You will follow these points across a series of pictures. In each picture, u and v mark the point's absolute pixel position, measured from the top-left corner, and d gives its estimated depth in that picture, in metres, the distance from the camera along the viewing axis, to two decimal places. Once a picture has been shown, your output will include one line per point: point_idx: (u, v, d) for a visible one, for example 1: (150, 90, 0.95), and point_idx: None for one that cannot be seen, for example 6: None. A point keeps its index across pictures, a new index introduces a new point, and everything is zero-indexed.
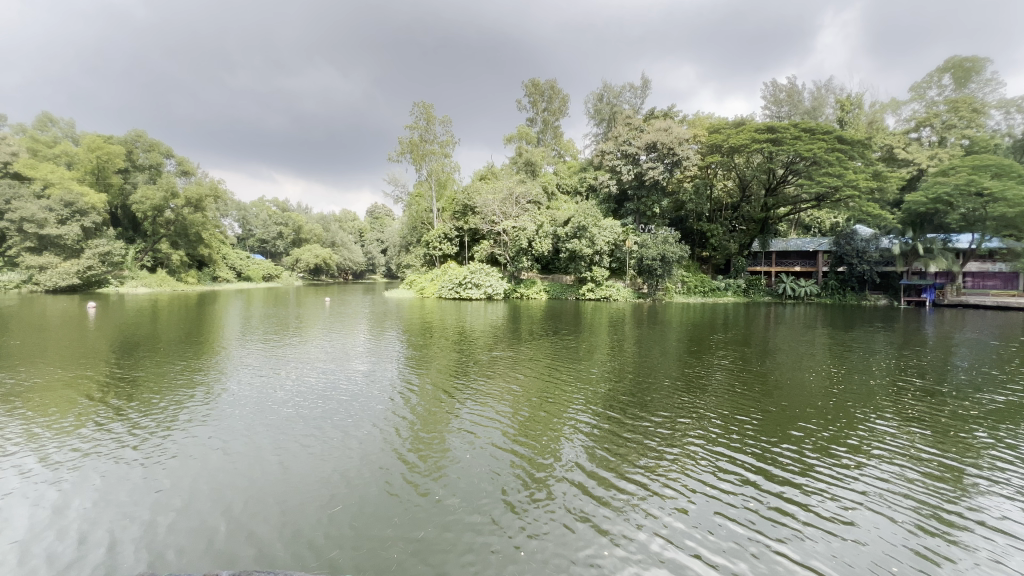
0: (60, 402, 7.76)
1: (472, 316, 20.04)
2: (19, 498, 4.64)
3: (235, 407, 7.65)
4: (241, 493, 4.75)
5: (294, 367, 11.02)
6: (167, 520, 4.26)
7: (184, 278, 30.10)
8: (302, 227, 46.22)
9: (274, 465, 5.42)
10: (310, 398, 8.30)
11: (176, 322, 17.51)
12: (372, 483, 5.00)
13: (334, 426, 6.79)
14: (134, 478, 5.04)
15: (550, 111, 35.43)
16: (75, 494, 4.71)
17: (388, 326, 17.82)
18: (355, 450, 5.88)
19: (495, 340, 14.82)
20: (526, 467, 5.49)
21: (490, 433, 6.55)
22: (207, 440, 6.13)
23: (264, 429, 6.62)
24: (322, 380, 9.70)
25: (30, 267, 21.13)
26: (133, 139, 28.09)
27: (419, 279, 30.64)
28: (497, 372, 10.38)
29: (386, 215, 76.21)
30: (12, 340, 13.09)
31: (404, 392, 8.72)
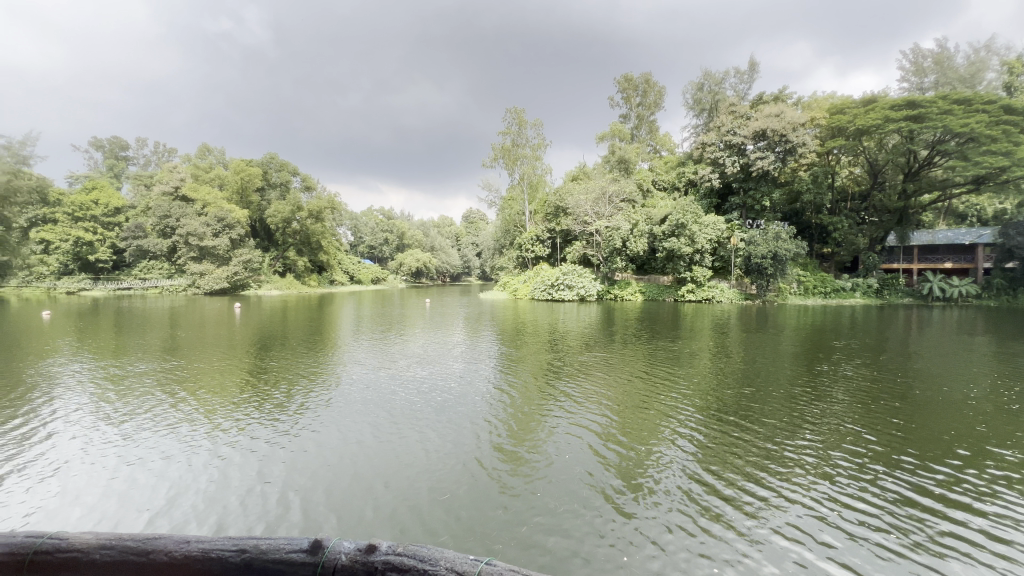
0: (218, 386, 9.22)
1: (565, 318, 19.99)
2: (217, 459, 5.62)
3: (354, 397, 8.47)
4: (369, 474, 5.25)
5: (402, 363, 11.89)
6: (313, 492, 4.84)
7: (308, 281, 33.93)
8: (405, 234, 49.69)
9: (413, 449, 5.99)
10: (425, 391, 8.97)
11: (302, 321, 19.86)
12: (480, 473, 5.31)
13: (440, 420, 7.21)
14: (303, 451, 5.90)
15: (645, 105, 34.23)
16: (263, 458, 5.64)
17: (483, 327, 18.47)
18: (461, 441, 6.28)
19: (589, 342, 14.69)
20: (637, 464, 5.56)
21: (594, 430, 6.72)
22: (349, 423, 6.94)
23: (395, 417, 7.31)
24: (429, 375, 10.40)
25: (193, 273, 25.31)
26: (269, 161, 32.37)
27: (512, 280, 31.33)
28: (592, 374, 10.33)
29: (481, 220, 79.01)
30: (182, 334, 15.83)
31: (505, 389, 9.12)
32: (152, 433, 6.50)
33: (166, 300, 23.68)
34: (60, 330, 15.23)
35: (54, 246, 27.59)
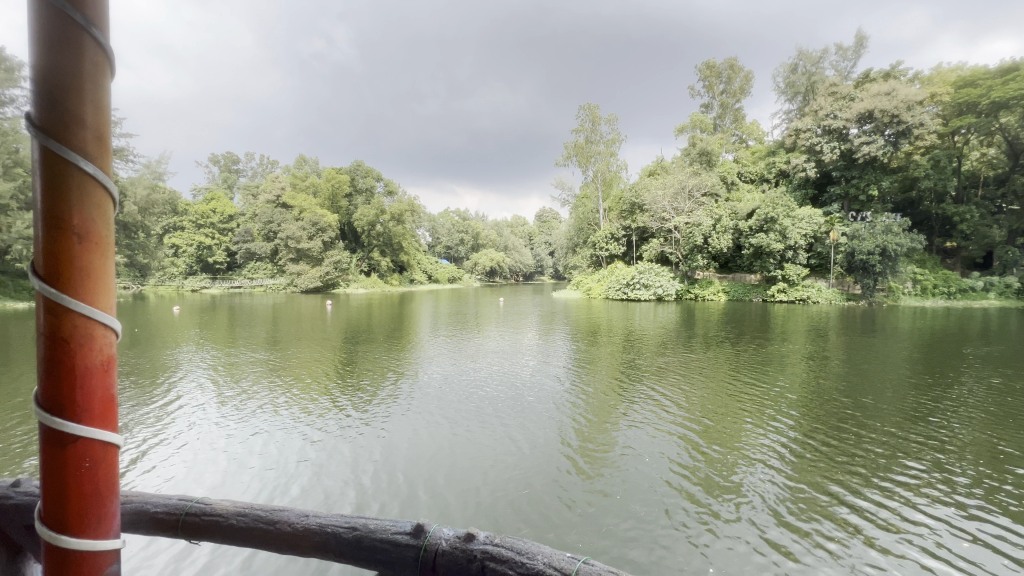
0: (307, 376, 10.04)
1: (641, 318, 19.32)
2: (321, 442, 6.14)
3: (432, 391, 8.81)
4: (452, 466, 5.47)
5: (477, 360, 12.15)
6: (400, 480, 5.13)
7: (390, 280, 35.86)
8: (481, 234, 50.78)
9: (501, 444, 6.15)
10: (500, 388, 9.14)
11: (385, 318, 21.12)
12: (563, 470, 5.40)
13: (514, 418, 7.27)
14: (399, 439, 6.26)
15: (729, 92, 32.14)
16: (362, 445, 6.06)
17: (556, 326, 18.39)
18: (535, 439, 6.36)
19: (669, 343, 14.01)
20: (720, 469, 5.40)
21: (671, 431, 6.59)
22: (434, 416, 7.26)
23: (477, 412, 7.55)
24: (501, 373, 10.55)
25: (293, 273, 27.91)
26: (356, 168, 34.74)
27: (586, 279, 30.90)
28: (671, 376, 9.91)
29: (553, 219, 78.82)
30: (284, 328, 17.55)
31: (577, 388, 9.13)
32: (257, 417, 7.23)
33: (269, 297, 26.31)
34: (187, 324, 17.56)
35: (182, 250, 31.77)
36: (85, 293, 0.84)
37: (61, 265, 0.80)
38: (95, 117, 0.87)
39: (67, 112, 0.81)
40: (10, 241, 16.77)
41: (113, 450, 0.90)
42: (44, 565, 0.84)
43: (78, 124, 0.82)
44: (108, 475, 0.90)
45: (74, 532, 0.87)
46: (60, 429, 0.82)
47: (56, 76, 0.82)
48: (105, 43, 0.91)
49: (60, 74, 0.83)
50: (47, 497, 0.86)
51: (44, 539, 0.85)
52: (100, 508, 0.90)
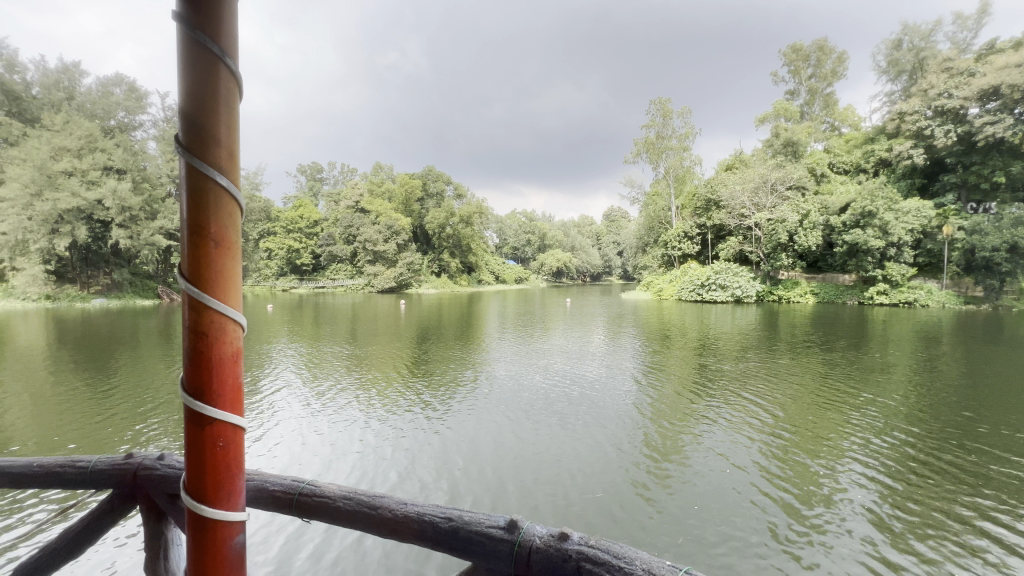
0: (384, 372, 10.57)
1: (718, 321, 18.21)
2: (398, 437, 6.40)
3: (499, 391, 8.96)
4: (523, 465, 5.54)
5: (543, 360, 12.16)
6: (474, 476, 5.29)
7: (459, 281, 36.86)
8: (546, 235, 50.72)
9: (572, 447, 6.10)
10: (567, 389, 9.11)
11: (455, 317, 21.80)
12: (637, 476, 5.27)
13: (580, 420, 7.22)
14: (471, 438, 6.38)
15: (819, 76, 29.52)
16: (437, 442, 6.24)
17: (625, 328, 17.86)
18: (606, 442, 6.28)
19: (748, 348, 13.12)
20: (810, 486, 5.02)
21: (751, 441, 6.25)
22: (504, 416, 7.35)
23: (547, 413, 7.55)
24: (569, 374, 10.47)
25: (371, 274, 29.60)
26: (427, 173, 36.10)
27: (656, 279, 29.79)
28: (750, 382, 9.29)
29: (622, 219, 76.88)
30: (363, 326, 18.65)
31: (646, 391, 8.89)
32: (340, 410, 7.68)
33: (349, 296, 28.04)
34: (280, 321, 19.23)
35: (274, 253, 34.78)
36: (219, 290, 0.88)
37: (200, 261, 0.85)
38: (229, 132, 0.90)
39: (205, 124, 0.86)
40: (139, 246, 19.34)
41: (240, 430, 0.93)
42: (187, 531, 0.90)
43: (214, 134, 0.87)
44: (236, 454, 0.92)
45: (210, 504, 0.91)
46: (199, 411, 0.88)
47: (200, 95, 0.87)
48: (237, 58, 0.96)
49: (200, 93, 0.88)
50: (188, 469, 0.91)
51: (187, 507, 0.90)
52: (231, 483, 0.93)
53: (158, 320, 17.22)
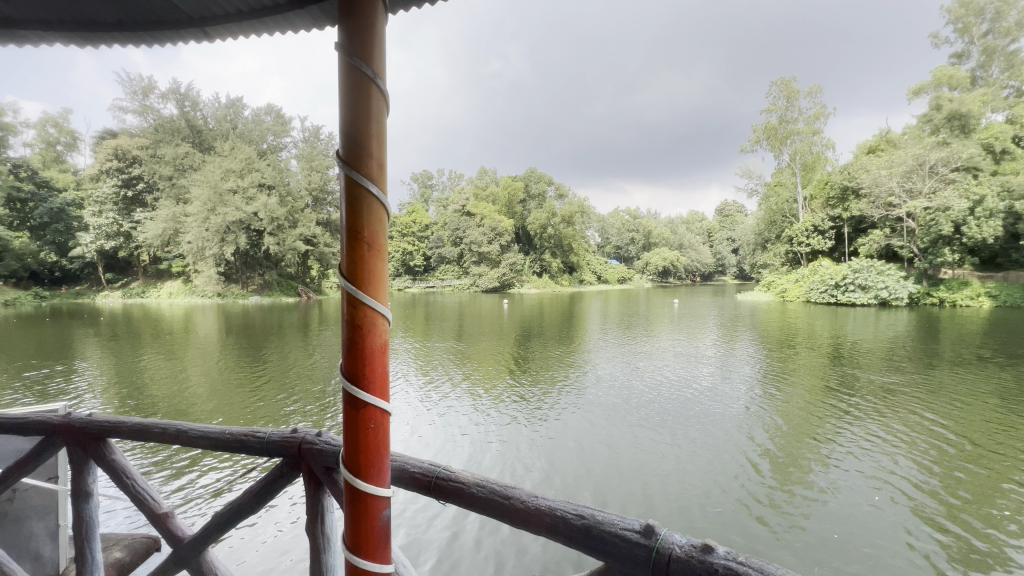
0: (488, 369, 10.95)
1: (856, 327, 15.86)
2: (500, 435, 6.58)
3: (599, 392, 8.88)
4: (632, 469, 5.49)
5: (647, 363, 11.65)
6: (578, 477, 5.31)
7: (560, 281, 36.77)
8: (652, 232, 48.39)
9: (680, 454, 5.87)
10: (675, 395, 8.62)
11: (556, 317, 21.81)
12: (756, 491, 4.97)
13: (689, 425, 6.93)
14: (571, 440, 6.36)
15: (998, 30, 24.17)
16: (538, 441, 6.31)
17: (740, 332, 16.35)
18: (719, 452, 5.94)
19: (897, 359, 11.25)
20: (978, 525, 4.35)
21: (898, 465, 5.52)
22: (605, 419, 7.21)
23: (651, 418, 7.27)
24: (677, 379, 9.88)
25: (476, 274, 30.89)
26: (529, 175, 36.67)
27: (779, 279, 26.87)
28: (898, 397, 8.05)
29: (736, 213, 70.78)
30: (469, 324, 19.55)
31: (767, 401, 8.14)
32: (446, 404, 8.10)
33: (456, 296, 29.52)
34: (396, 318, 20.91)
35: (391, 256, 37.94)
36: (372, 288, 1.02)
37: (357, 262, 0.99)
38: (378, 145, 1.02)
39: (362, 140, 0.99)
40: (284, 250, 22.41)
41: (386, 415, 1.06)
42: (345, 497, 1.06)
43: (369, 149, 0.99)
44: (384, 437, 1.05)
45: (363, 477, 1.05)
46: (357, 396, 1.02)
47: (357, 115, 1.00)
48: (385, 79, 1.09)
49: (358, 116, 1.02)
50: (347, 446, 1.05)
51: (345, 479, 1.05)
52: (380, 461, 1.06)
53: (299, 316, 19.87)
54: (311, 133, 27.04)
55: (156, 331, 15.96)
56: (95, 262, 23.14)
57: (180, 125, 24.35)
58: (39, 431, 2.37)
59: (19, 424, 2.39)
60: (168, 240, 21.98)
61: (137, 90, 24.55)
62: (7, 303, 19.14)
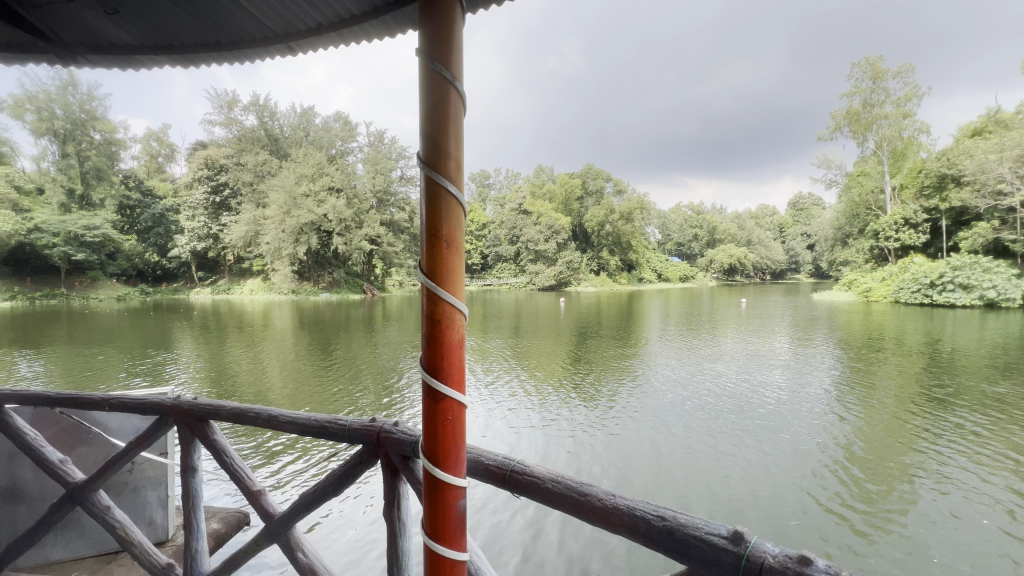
0: (546, 367, 10.90)
1: (956, 331, 14.15)
2: (557, 435, 6.55)
3: (658, 393, 8.64)
4: (697, 475, 5.35)
5: (711, 364, 11.12)
6: (639, 482, 5.21)
7: (618, 279, 35.91)
8: (717, 228, 45.95)
9: (749, 463, 5.62)
10: (743, 399, 8.16)
11: (614, 316, 21.33)
12: (835, 502, 4.72)
13: (757, 432, 6.60)
14: (631, 444, 6.22)
15: None
16: (596, 444, 6.22)
17: (816, 334, 15.14)
18: (792, 460, 5.66)
19: (1011, 367, 9.89)
20: None
21: (1004, 483, 5.02)
22: (667, 424, 6.97)
23: (717, 424, 6.94)
24: (746, 383, 9.33)
25: (532, 272, 30.92)
26: (586, 172, 36.12)
27: (862, 278, 24.63)
28: (1008, 410, 7.15)
29: (813, 207, 65.59)
30: (527, 322, 19.58)
31: (847, 408, 7.54)
32: (503, 402, 8.17)
33: (512, 293, 29.71)
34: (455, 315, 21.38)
35: None
36: (449, 283, 1.06)
37: (436, 259, 1.03)
38: (454, 143, 1.06)
39: (440, 140, 1.02)
40: (351, 249, 23.61)
41: (463, 407, 1.09)
42: (424, 485, 1.10)
43: (447, 148, 1.03)
44: (461, 428, 1.09)
45: (442, 466, 1.09)
46: (436, 388, 1.07)
47: (435, 114, 1.04)
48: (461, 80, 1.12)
49: (435, 115, 1.06)
50: (425, 434, 1.10)
51: (425, 468, 1.10)
52: (456, 451, 1.10)
53: (364, 312, 20.85)
54: (375, 137, 28.26)
55: (240, 325, 17.47)
56: (189, 262, 25.62)
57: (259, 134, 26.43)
58: (155, 412, 2.57)
59: (137, 404, 2.59)
60: (249, 240, 23.87)
61: (224, 105, 26.82)
62: (118, 298, 21.69)
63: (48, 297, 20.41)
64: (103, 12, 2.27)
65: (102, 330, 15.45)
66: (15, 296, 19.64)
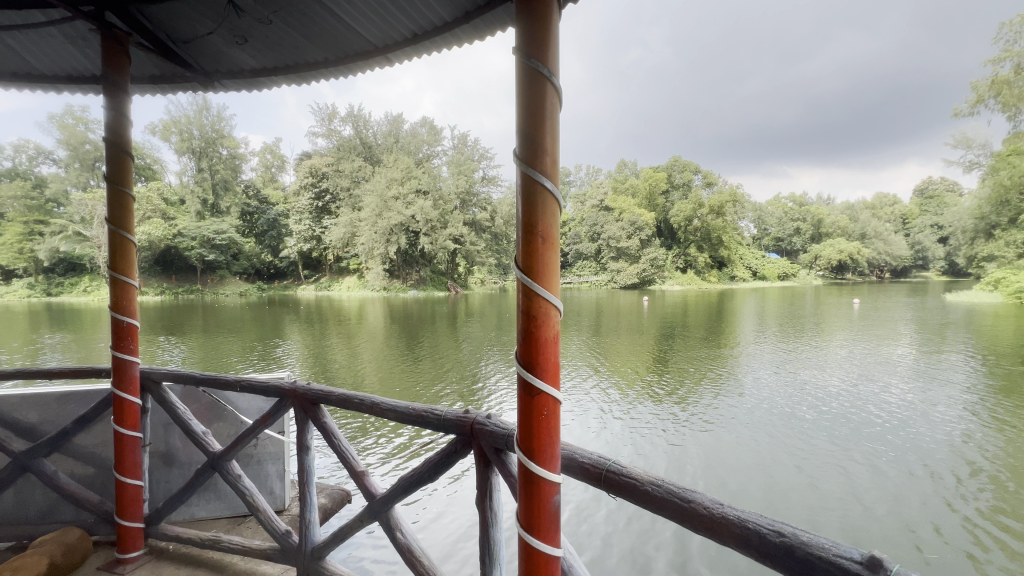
0: (627, 367, 10.58)
1: None
2: (641, 438, 6.34)
3: (751, 400, 7.97)
4: (797, 491, 5.01)
5: (816, 370, 10.02)
6: (729, 493, 4.98)
7: (708, 276, 33.70)
8: (824, 221, 41.38)
9: (858, 483, 5.17)
10: (857, 412, 7.32)
11: (703, 315, 20.07)
12: (963, 533, 4.27)
13: (872, 454, 5.87)
14: (723, 455, 5.85)
15: None
16: (683, 452, 5.93)
17: (950, 340, 13.04)
18: (912, 483, 5.14)
19: None
20: None
21: None
22: (764, 435, 6.46)
23: (824, 440, 6.30)
24: (860, 392, 8.36)
25: (614, 270, 30.21)
26: (672, 165, 34.52)
27: (1011, 277, 20.83)
28: None
29: (947, 193, 56.63)
30: (609, 320, 19.12)
31: (990, 430, 6.51)
32: (584, 399, 8.05)
33: (593, 292, 29.07)
34: None
35: None
36: (545, 277, 1.06)
37: (532, 255, 1.04)
38: (550, 134, 1.04)
39: (537, 136, 1.03)
40: (436, 248, 24.71)
41: (557, 403, 1.08)
42: (518, 478, 1.10)
43: (543, 144, 1.03)
44: (556, 423, 1.07)
45: (537, 460, 1.08)
46: (531, 382, 1.07)
47: (532, 109, 1.04)
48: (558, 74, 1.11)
49: (533, 111, 1.06)
50: (520, 429, 1.10)
51: (520, 461, 1.10)
52: (551, 446, 1.09)
53: (448, 308, 21.70)
54: (458, 140, 29.23)
55: (338, 319, 18.99)
56: (297, 261, 28.38)
57: (355, 143, 28.61)
58: (276, 394, 2.85)
59: (261, 386, 2.89)
60: (347, 241, 25.90)
61: (326, 117, 29.38)
62: (241, 295, 24.61)
63: (187, 292, 23.80)
64: (235, 41, 2.60)
65: (228, 322, 17.62)
66: (163, 292, 23.15)
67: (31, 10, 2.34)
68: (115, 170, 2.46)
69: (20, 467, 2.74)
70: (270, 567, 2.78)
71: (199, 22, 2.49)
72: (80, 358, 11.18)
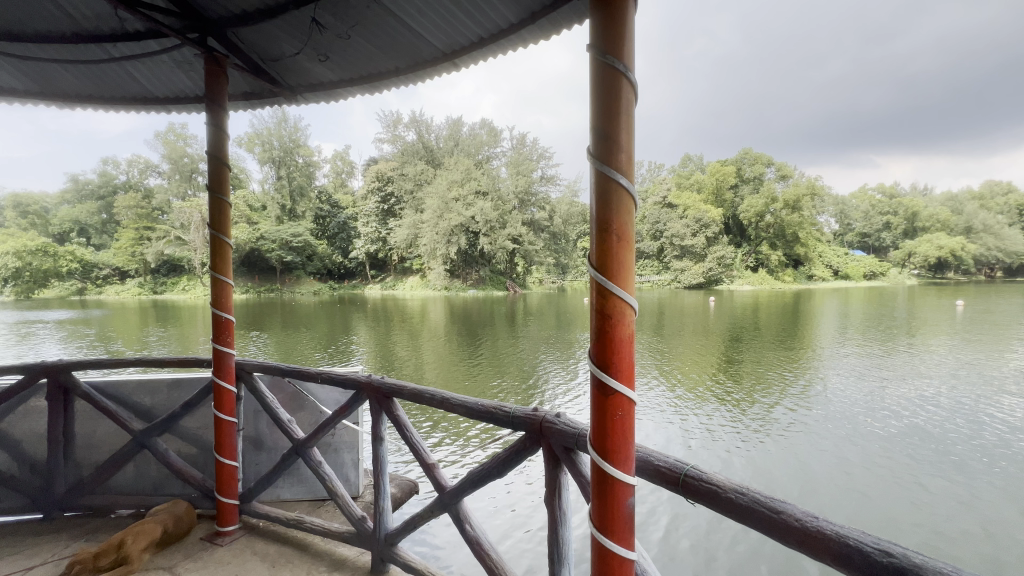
0: (691, 369, 10.17)
1: None
2: (707, 445, 6.07)
3: (832, 410, 7.36)
4: (879, 512, 4.64)
5: (910, 379, 9.08)
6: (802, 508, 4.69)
7: (782, 275, 31.48)
8: (920, 214, 37.26)
9: (954, 509, 4.67)
10: (960, 430, 6.57)
11: (775, 316, 18.77)
12: None
13: (976, 480, 5.25)
14: (798, 468, 5.48)
15: None
16: (754, 461, 5.61)
17: None
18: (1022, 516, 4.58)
19: None
20: None
21: None
22: (847, 451, 5.97)
23: (917, 460, 5.73)
24: (964, 407, 7.48)
25: (678, 269, 29.06)
26: (741, 158, 32.69)
27: None
28: None
29: None
30: (672, 322, 18.44)
31: None
32: (645, 402, 7.85)
33: (654, 292, 28.13)
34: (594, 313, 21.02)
35: None
36: (620, 275, 1.05)
37: (606, 254, 1.02)
38: (624, 130, 1.02)
39: (611, 134, 1.01)
40: (495, 248, 25.05)
41: (631, 404, 1.06)
42: (591, 476, 1.09)
43: (618, 140, 1.01)
44: (630, 425, 1.06)
45: (611, 459, 1.06)
46: (605, 382, 1.05)
47: (607, 105, 1.02)
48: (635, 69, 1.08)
49: (607, 111, 1.04)
50: (593, 429, 1.09)
51: (593, 460, 1.09)
52: (625, 447, 1.07)
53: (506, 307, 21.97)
54: (517, 140, 29.41)
55: (403, 317, 19.78)
56: (365, 262, 29.84)
57: (418, 148, 29.71)
58: (351, 387, 3.02)
59: (339, 379, 3.08)
60: (410, 242, 26.91)
61: (391, 124, 30.78)
62: (314, 294, 26.30)
63: (268, 291, 25.88)
64: (319, 58, 2.81)
65: (303, 318, 18.94)
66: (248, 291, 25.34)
67: (147, 40, 2.65)
68: (215, 180, 2.73)
69: (138, 445, 3.09)
70: (346, 550, 2.95)
71: (287, 43, 2.72)
72: (181, 350, 12.48)
